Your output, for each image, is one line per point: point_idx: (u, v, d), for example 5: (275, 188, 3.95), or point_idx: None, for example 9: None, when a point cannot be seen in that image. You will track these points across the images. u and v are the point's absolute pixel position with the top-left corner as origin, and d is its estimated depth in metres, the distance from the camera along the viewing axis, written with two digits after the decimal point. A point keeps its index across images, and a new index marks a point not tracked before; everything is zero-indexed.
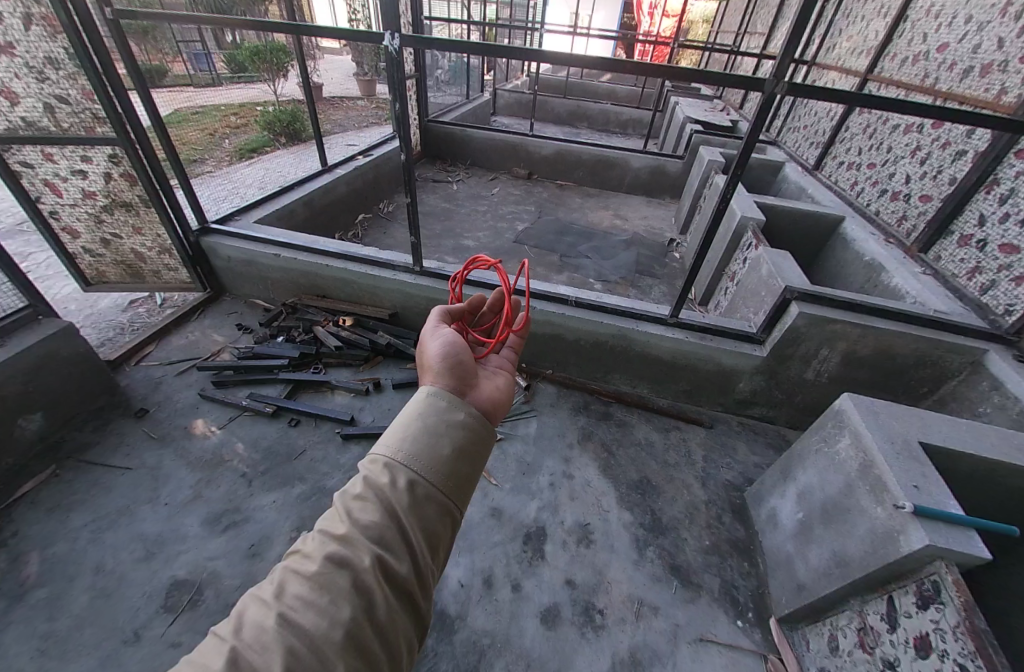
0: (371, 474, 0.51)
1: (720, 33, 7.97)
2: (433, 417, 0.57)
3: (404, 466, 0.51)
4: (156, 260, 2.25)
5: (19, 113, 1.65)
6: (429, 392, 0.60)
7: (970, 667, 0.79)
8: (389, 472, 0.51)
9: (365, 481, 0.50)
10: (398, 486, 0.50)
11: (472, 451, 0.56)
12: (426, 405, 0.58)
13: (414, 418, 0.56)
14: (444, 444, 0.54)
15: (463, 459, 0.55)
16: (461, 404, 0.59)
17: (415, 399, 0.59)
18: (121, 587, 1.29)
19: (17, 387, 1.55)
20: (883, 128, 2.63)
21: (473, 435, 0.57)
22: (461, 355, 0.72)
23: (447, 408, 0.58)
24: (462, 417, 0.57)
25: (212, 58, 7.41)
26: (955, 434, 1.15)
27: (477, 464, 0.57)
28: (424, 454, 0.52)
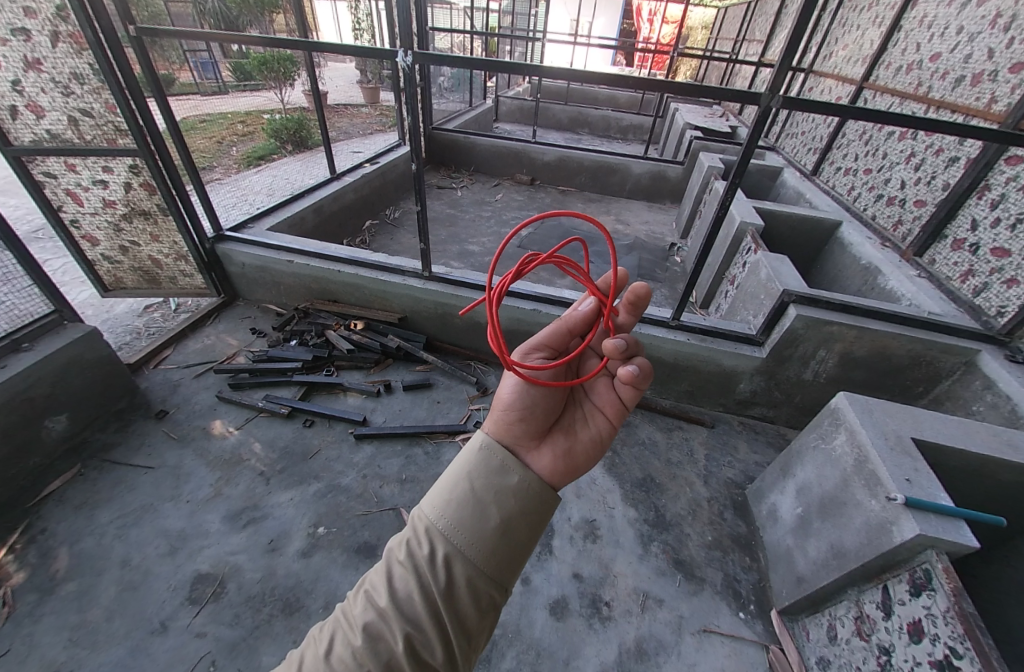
0: (412, 539, 0.49)
1: (719, 40, 8.07)
2: (482, 478, 0.53)
3: (444, 537, 0.49)
4: (172, 266, 2.32)
5: (45, 126, 1.73)
6: (481, 446, 0.56)
7: (960, 649, 0.84)
8: (429, 542, 0.48)
9: (407, 547, 0.49)
10: (436, 560, 0.47)
11: (523, 522, 0.52)
12: (477, 462, 0.54)
13: (463, 476, 0.53)
14: (492, 513, 0.50)
15: (513, 531, 0.51)
16: (514, 463, 0.55)
17: (467, 451, 0.55)
18: (148, 580, 1.35)
19: (46, 389, 1.62)
20: (879, 135, 2.70)
21: (524, 502, 0.53)
22: (532, 401, 0.67)
23: (499, 471, 0.54)
24: (514, 482, 0.53)
25: (218, 67, 7.54)
26: (946, 430, 1.20)
27: (528, 536, 0.52)
28: (466, 531, 0.49)
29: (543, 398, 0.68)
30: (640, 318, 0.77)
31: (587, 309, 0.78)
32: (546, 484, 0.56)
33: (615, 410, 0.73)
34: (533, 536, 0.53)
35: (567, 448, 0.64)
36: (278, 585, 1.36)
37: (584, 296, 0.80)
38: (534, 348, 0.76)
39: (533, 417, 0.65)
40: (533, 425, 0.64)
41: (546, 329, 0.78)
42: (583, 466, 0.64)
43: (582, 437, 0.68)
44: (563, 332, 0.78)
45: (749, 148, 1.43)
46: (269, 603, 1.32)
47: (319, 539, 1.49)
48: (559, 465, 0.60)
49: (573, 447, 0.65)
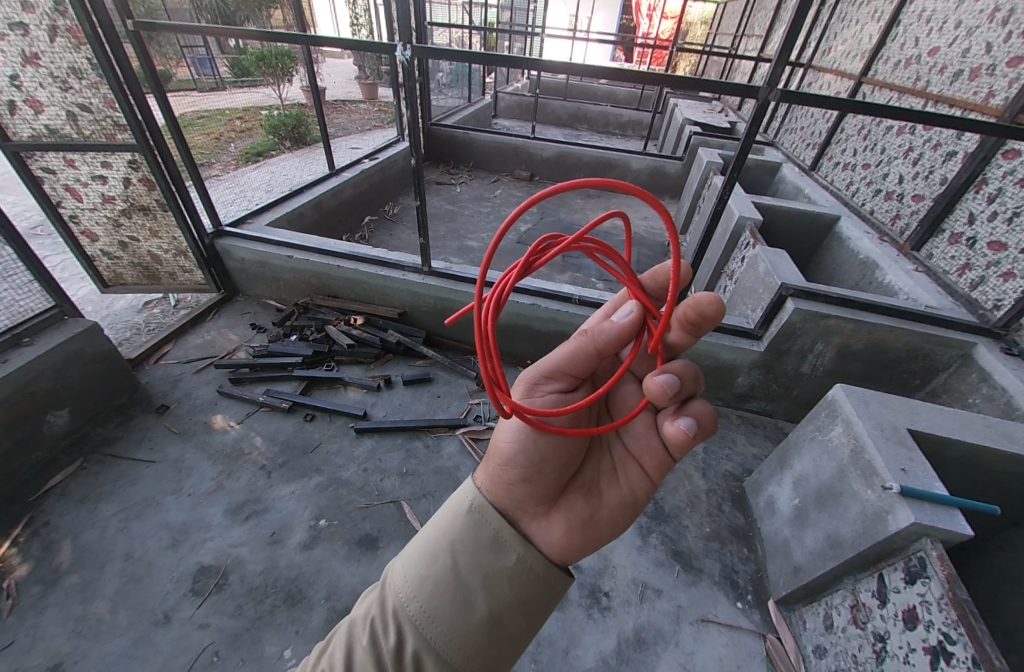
0: (380, 623, 0.48)
1: (717, 36, 8.07)
2: (467, 557, 0.51)
3: (416, 626, 0.48)
4: (172, 262, 2.32)
5: (43, 121, 1.72)
6: (471, 515, 0.54)
7: (953, 635, 0.85)
8: (397, 631, 0.48)
9: (373, 632, 0.48)
10: (404, 653, 0.47)
11: (512, 609, 0.51)
12: (463, 536, 0.53)
13: (446, 552, 0.51)
14: (477, 602, 0.49)
15: (498, 621, 0.50)
16: (509, 539, 0.53)
17: (456, 522, 0.54)
18: (150, 573, 1.36)
19: (47, 384, 1.62)
20: (877, 129, 2.70)
21: (515, 588, 0.51)
22: (541, 456, 0.65)
23: (492, 550, 0.52)
24: (508, 566, 0.52)
25: (215, 63, 7.49)
26: (942, 421, 1.21)
27: (518, 625, 0.52)
28: (443, 624, 0.48)
29: (556, 451, 0.67)
30: (697, 339, 0.71)
31: (626, 322, 0.73)
32: (550, 564, 0.55)
33: (654, 464, 0.70)
34: (525, 622, 0.52)
35: (585, 517, 0.64)
36: (280, 577, 1.37)
37: (623, 306, 0.75)
38: (548, 381, 0.74)
39: (543, 478, 0.64)
40: (540, 488, 0.63)
41: (568, 351, 0.74)
42: (599, 535, 0.64)
43: (605, 499, 0.68)
44: (590, 354, 0.74)
45: (747, 142, 1.43)
46: (271, 594, 1.33)
47: (320, 532, 1.50)
48: (571, 539, 0.59)
49: (593, 515, 0.65)
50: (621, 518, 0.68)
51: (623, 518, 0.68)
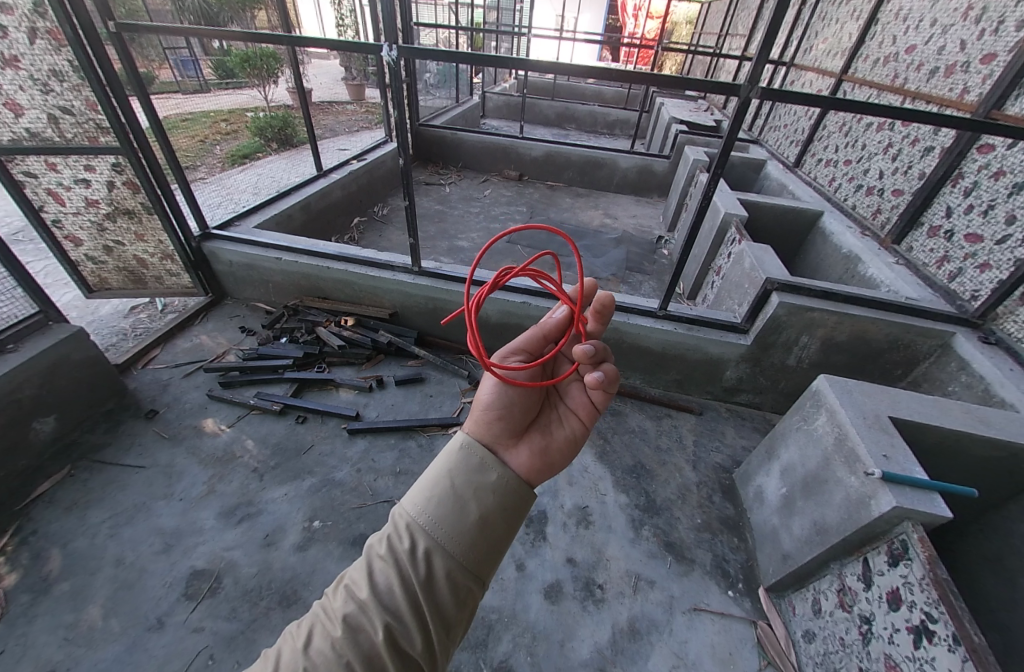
0: (393, 533, 0.50)
1: (703, 35, 8.14)
2: (462, 476, 0.54)
3: (424, 530, 0.50)
4: (158, 265, 2.29)
5: (24, 124, 1.67)
6: (460, 447, 0.58)
7: (935, 614, 0.88)
8: (410, 536, 0.49)
9: (387, 542, 0.49)
10: (416, 553, 0.48)
11: (502, 516, 0.54)
12: (456, 461, 0.56)
13: (443, 474, 0.54)
14: (471, 508, 0.52)
15: (491, 526, 0.52)
16: (492, 462, 0.57)
17: (447, 451, 0.57)
18: (143, 578, 1.34)
19: (32, 391, 1.59)
20: (858, 126, 2.76)
21: (502, 499, 0.54)
22: (508, 400, 0.68)
23: (479, 466, 0.56)
24: (491, 481, 0.55)
25: (198, 64, 7.39)
26: (922, 409, 1.24)
27: (506, 531, 0.54)
28: (448, 524, 0.50)
29: (520, 396, 0.70)
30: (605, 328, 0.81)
31: (560, 316, 0.83)
32: (524, 482, 0.58)
33: (586, 412, 0.76)
34: (512, 529, 0.55)
35: (544, 447, 0.66)
36: (274, 579, 1.37)
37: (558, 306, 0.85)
38: (512, 351, 0.78)
39: (512, 417, 0.67)
40: (512, 425, 0.66)
41: (523, 335, 0.81)
42: (554, 463, 0.66)
43: (554, 434, 0.70)
44: (540, 338, 0.82)
45: (730, 139, 1.45)
46: (266, 596, 1.33)
47: (314, 533, 1.50)
48: (536, 464, 0.62)
49: (549, 446, 0.67)
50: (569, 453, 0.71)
51: (572, 453, 0.71)
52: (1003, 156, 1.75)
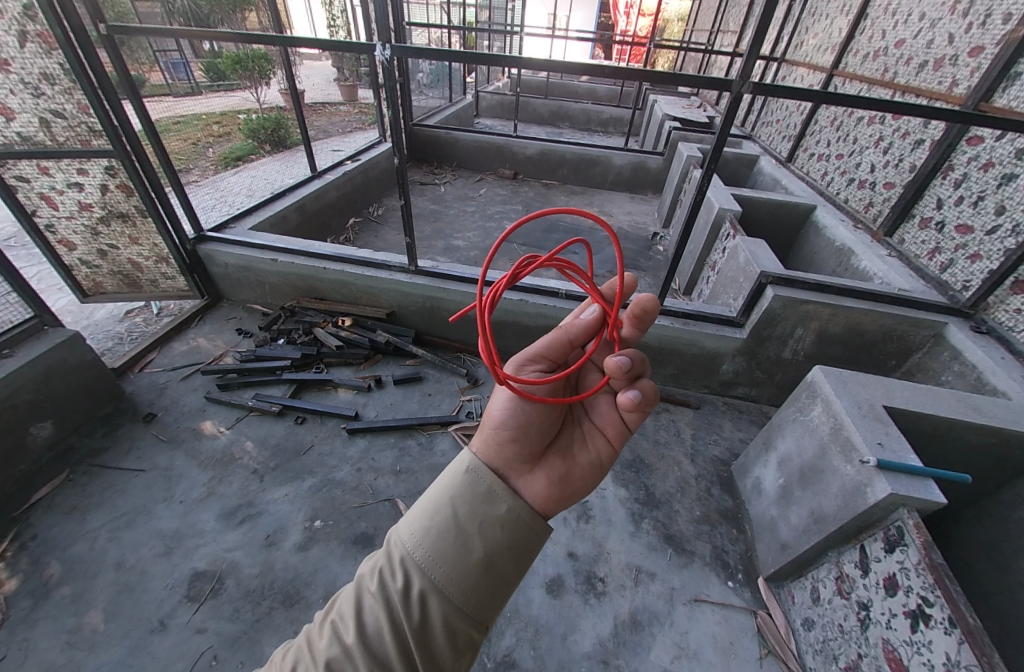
0: (387, 569, 0.49)
1: (694, 32, 8.18)
2: (466, 508, 0.53)
3: (421, 569, 0.49)
4: (153, 269, 2.28)
5: (15, 128, 1.66)
6: (468, 472, 0.56)
7: (931, 599, 0.89)
8: (404, 575, 0.48)
9: (380, 578, 0.49)
10: (411, 593, 0.47)
11: (507, 552, 0.52)
12: (462, 489, 0.54)
13: (447, 504, 0.53)
14: (474, 545, 0.50)
15: (495, 564, 0.51)
16: (502, 491, 0.55)
17: (452, 476, 0.56)
18: (144, 581, 1.34)
19: (29, 396, 1.59)
20: (849, 121, 2.78)
21: (508, 534, 0.53)
22: (527, 420, 0.67)
23: (487, 497, 0.54)
24: (501, 514, 0.53)
25: (189, 67, 7.34)
26: (916, 398, 1.26)
27: (510, 569, 0.53)
28: (445, 565, 0.49)
29: (540, 416, 0.69)
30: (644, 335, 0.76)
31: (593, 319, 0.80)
32: (536, 513, 0.56)
33: (615, 431, 0.75)
34: (516, 566, 0.54)
35: (563, 474, 0.65)
36: (276, 579, 1.37)
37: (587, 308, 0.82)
38: (534, 362, 0.76)
39: (528, 437, 0.66)
40: (526, 448, 0.65)
41: (547, 340, 0.78)
42: (569, 490, 0.65)
43: (577, 459, 0.70)
44: (564, 343, 0.79)
45: (722, 133, 1.45)
46: (269, 596, 1.33)
47: (316, 533, 1.50)
48: (552, 492, 0.62)
49: (569, 473, 0.67)
50: (590, 478, 0.71)
51: (587, 476, 0.70)
52: (992, 148, 1.78)
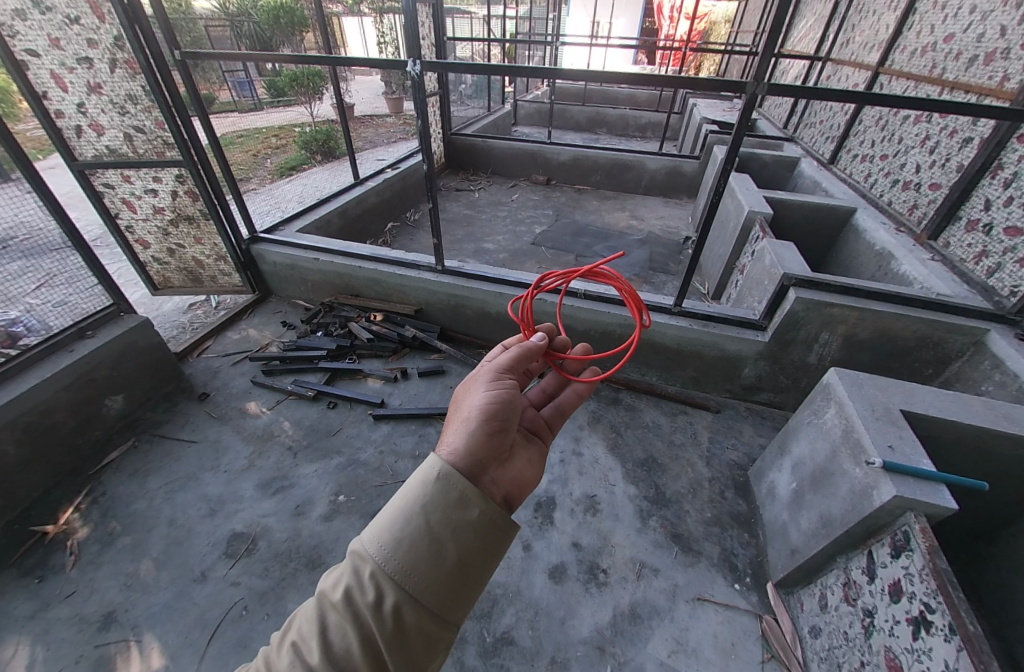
0: (354, 585, 0.45)
1: (740, 33, 7.95)
2: (438, 513, 0.49)
3: (393, 582, 0.45)
4: (213, 266, 2.54)
5: (104, 142, 1.96)
6: (436, 477, 0.52)
7: (933, 604, 0.86)
8: (375, 589, 0.45)
9: (346, 593, 0.44)
10: (383, 609, 0.44)
11: (482, 555, 0.50)
12: (433, 496, 0.50)
13: (417, 513, 0.48)
14: (449, 552, 0.47)
15: (469, 567, 0.49)
16: (474, 495, 0.51)
17: (421, 480, 0.51)
18: (191, 537, 1.52)
19: (106, 372, 1.84)
20: (894, 119, 2.65)
21: (483, 537, 0.51)
22: (503, 412, 0.70)
23: (460, 501, 0.50)
24: (473, 519, 0.50)
25: (253, 85, 8.05)
26: (939, 403, 1.21)
27: (486, 570, 0.51)
28: (418, 574, 0.46)
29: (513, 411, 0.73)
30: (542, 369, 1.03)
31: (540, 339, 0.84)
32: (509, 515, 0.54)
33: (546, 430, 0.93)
34: (492, 566, 0.52)
35: (525, 463, 0.73)
36: (302, 544, 1.51)
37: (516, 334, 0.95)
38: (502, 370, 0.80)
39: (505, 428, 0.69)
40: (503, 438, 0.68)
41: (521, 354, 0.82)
42: (530, 479, 0.71)
43: (531, 451, 0.80)
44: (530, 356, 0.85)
45: (738, 135, 1.46)
46: (295, 558, 1.47)
47: (339, 506, 1.63)
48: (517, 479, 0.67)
49: (529, 462, 0.75)
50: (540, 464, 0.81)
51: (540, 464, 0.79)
52: None
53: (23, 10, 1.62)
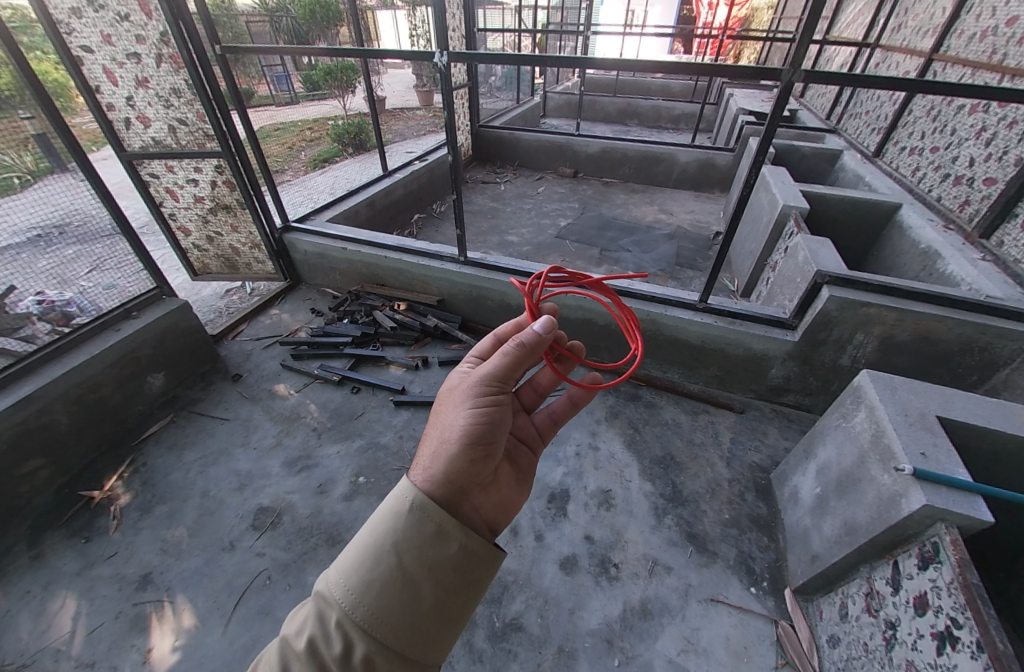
0: (321, 635, 0.47)
1: (783, 19, 7.56)
2: (412, 552, 0.51)
3: (364, 629, 0.47)
4: (248, 254, 2.65)
5: (151, 134, 2.08)
6: (410, 510, 0.54)
7: (960, 620, 0.81)
8: (343, 639, 0.47)
9: (314, 644, 0.46)
10: (353, 658, 0.46)
11: (459, 588, 0.53)
12: (406, 534, 0.52)
13: (389, 553, 0.50)
14: (424, 591, 0.50)
15: (443, 604, 0.52)
16: (451, 529, 0.54)
17: (394, 519, 0.53)
18: (221, 508, 1.62)
19: (148, 351, 1.96)
20: (947, 110, 2.48)
21: (459, 572, 0.53)
22: (487, 432, 0.68)
23: (435, 539, 0.52)
24: (451, 554, 0.53)
25: (290, 79, 8.28)
26: (982, 412, 1.13)
27: (460, 605, 0.54)
28: (388, 620, 0.48)
29: (499, 429, 0.71)
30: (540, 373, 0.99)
31: (542, 330, 0.74)
32: (486, 545, 0.57)
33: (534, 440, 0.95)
34: (468, 599, 0.55)
35: (507, 481, 0.74)
36: (324, 521, 1.58)
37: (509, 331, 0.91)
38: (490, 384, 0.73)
39: (489, 450, 0.68)
40: (486, 460, 0.67)
41: (509, 362, 0.74)
42: (511, 501, 0.72)
43: (513, 466, 0.81)
44: (520, 364, 0.75)
45: (771, 125, 1.40)
46: (316, 534, 1.54)
47: (359, 487, 1.69)
48: (496, 503, 0.68)
49: (510, 478, 0.76)
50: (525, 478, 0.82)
51: (523, 481, 0.80)
52: None
53: (78, 8, 1.73)
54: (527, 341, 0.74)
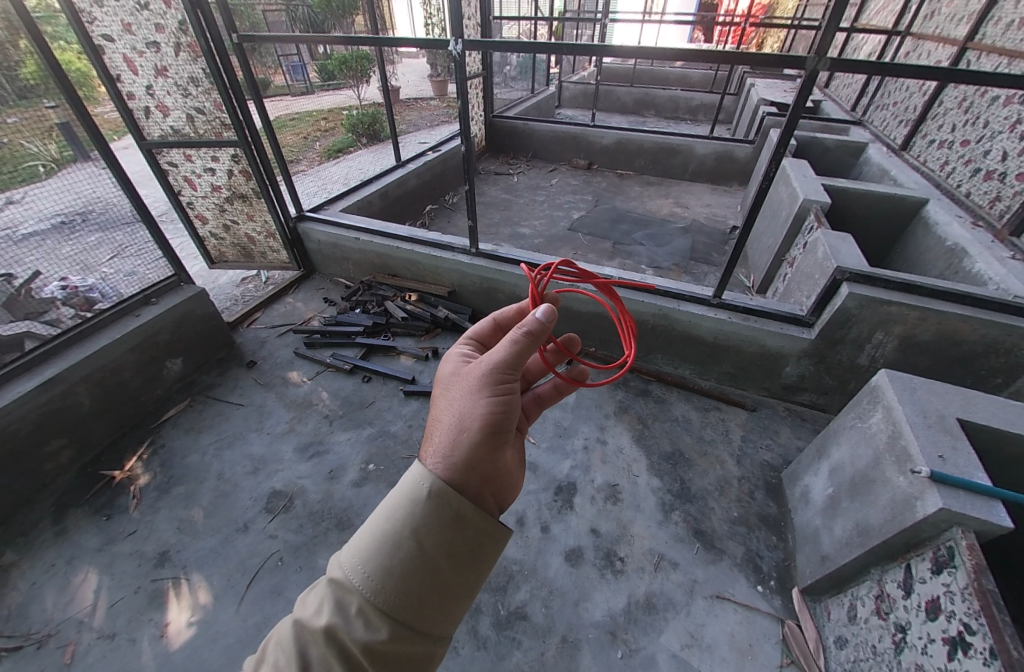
0: (343, 620, 0.47)
1: (810, 5, 7.28)
2: (431, 536, 0.52)
3: (386, 612, 0.48)
4: (263, 243, 2.69)
5: (169, 122, 2.11)
6: (427, 497, 0.54)
7: (973, 626, 0.80)
8: (366, 622, 0.47)
9: (336, 629, 0.47)
10: (375, 642, 0.47)
11: (474, 569, 0.55)
12: (424, 519, 0.53)
13: (409, 538, 0.51)
14: (444, 572, 0.52)
15: (461, 584, 0.54)
16: (468, 515, 0.55)
17: (412, 505, 0.53)
18: (236, 491, 1.66)
19: (166, 337, 2.01)
20: (980, 101, 2.40)
21: (474, 552, 0.55)
22: (501, 421, 0.68)
23: (454, 523, 0.54)
24: (468, 537, 0.54)
25: (306, 68, 8.28)
26: (1006, 415, 1.09)
27: (474, 585, 0.55)
28: (409, 601, 0.49)
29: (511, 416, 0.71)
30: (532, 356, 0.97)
31: (544, 317, 0.72)
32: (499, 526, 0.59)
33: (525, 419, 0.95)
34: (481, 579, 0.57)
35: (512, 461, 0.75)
36: (334, 506, 1.61)
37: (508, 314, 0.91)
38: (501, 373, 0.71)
39: (503, 437, 0.68)
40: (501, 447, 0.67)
41: (518, 352, 0.72)
42: (518, 481, 0.73)
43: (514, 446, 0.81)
44: (528, 353, 0.73)
45: (793, 116, 1.35)
46: (326, 519, 1.57)
47: (369, 474, 1.72)
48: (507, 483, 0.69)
49: (514, 458, 0.77)
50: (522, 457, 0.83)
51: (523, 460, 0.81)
52: None
53: None
54: (534, 329, 0.72)
